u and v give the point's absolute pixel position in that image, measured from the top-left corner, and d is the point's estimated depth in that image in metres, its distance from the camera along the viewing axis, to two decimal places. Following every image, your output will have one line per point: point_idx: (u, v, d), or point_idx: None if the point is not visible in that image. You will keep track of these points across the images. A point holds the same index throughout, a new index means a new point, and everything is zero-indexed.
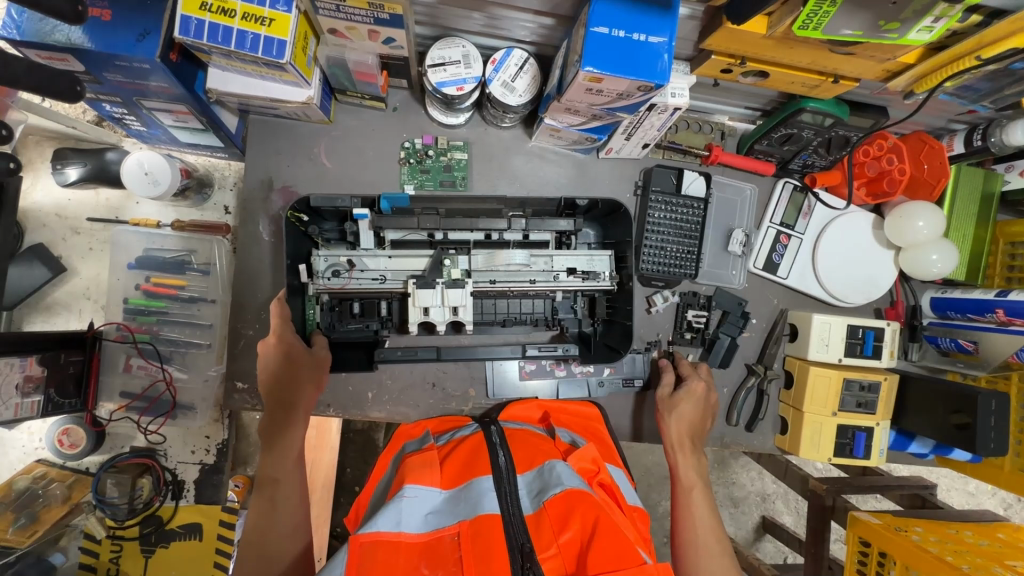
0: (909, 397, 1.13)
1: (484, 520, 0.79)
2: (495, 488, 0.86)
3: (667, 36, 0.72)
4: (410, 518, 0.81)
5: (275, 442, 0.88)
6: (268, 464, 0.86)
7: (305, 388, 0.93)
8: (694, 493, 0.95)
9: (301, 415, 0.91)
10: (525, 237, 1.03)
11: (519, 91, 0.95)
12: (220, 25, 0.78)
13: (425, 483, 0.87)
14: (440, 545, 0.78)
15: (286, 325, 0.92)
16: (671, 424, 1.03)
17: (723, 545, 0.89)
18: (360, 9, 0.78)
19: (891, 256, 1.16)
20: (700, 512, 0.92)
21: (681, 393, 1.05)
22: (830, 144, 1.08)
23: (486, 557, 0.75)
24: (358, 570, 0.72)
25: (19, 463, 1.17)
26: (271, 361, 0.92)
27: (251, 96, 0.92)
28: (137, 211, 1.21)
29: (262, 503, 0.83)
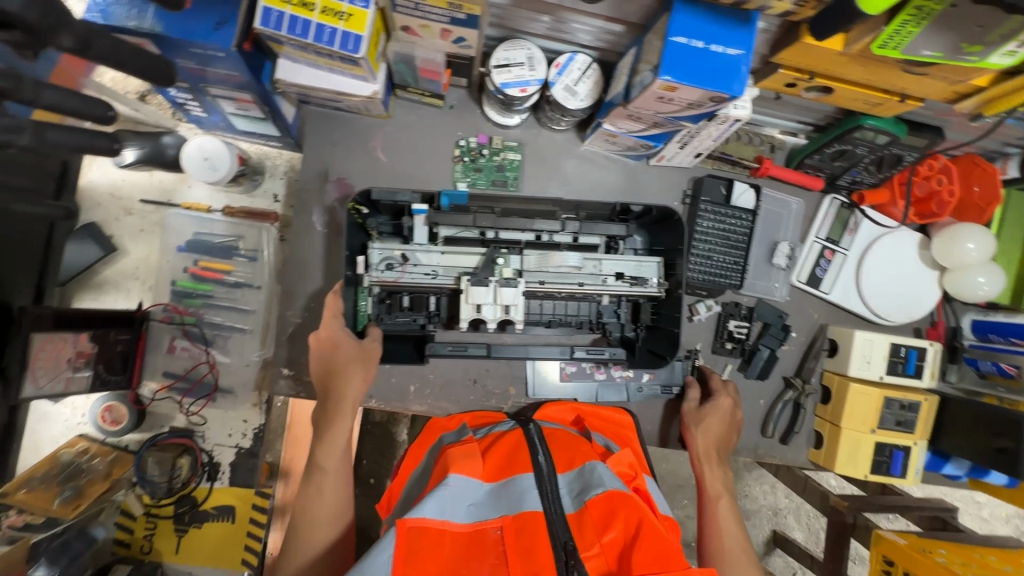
0: (949, 417, 1.13)
1: (528, 517, 0.80)
2: (538, 487, 0.85)
3: (745, 48, 0.73)
4: (455, 508, 0.82)
5: (325, 432, 0.90)
6: (318, 451, 0.88)
7: (353, 376, 0.93)
8: (720, 503, 0.94)
9: (348, 407, 0.91)
10: (575, 240, 1.04)
11: (581, 96, 0.95)
12: (300, 18, 0.80)
13: (468, 473, 0.88)
14: (484, 539, 0.79)
15: (336, 316, 0.93)
16: (697, 435, 1.03)
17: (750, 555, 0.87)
18: (439, 7, 0.79)
19: (935, 276, 1.17)
20: (726, 522, 0.91)
21: (713, 404, 1.06)
22: (880, 163, 1.08)
23: (530, 552, 0.76)
24: (404, 553, 0.75)
25: (62, 437, 1.19)
26: (321, 350, 0.93)
27: (318, 88, 0.94)
28: (189, 194, 1.22)
29: (309, 491, 0.85)
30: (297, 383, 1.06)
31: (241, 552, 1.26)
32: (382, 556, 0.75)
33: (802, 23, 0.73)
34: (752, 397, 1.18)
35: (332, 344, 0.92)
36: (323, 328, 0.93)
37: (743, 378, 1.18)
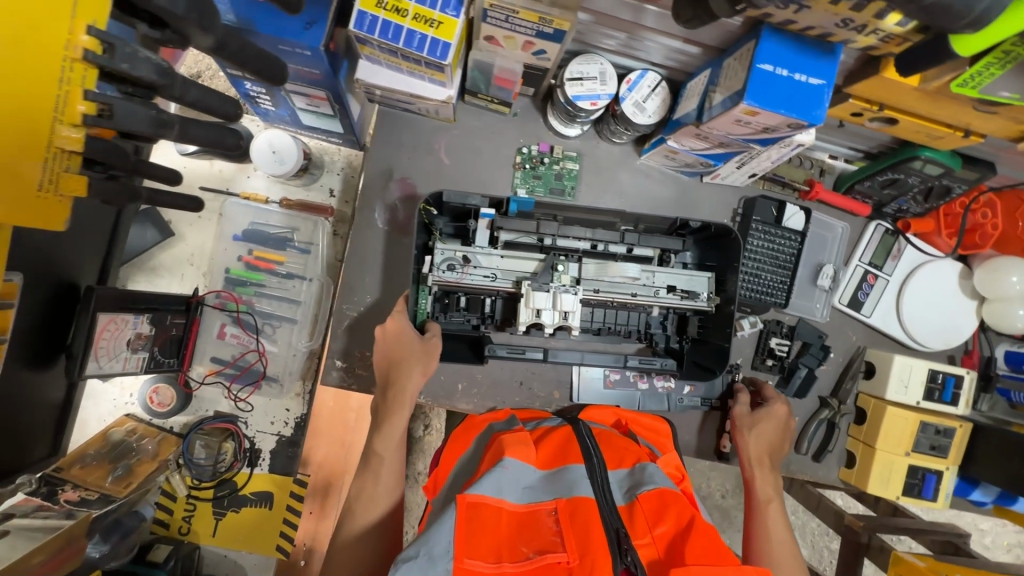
0: (981, 445, 1.15)
1: (581, 500, 0.81)
2: (589, 476, 0.87)
3: (827, 79, 0.75)
4: (510, 488, 0.84)
5: (381, 423, 0.90)
6: (375, 439, 0.89)
7: (411, 370, 0.91)
8: (770, 508, 0.97)
9: (405, 399, 0.91)
10: (629, 251, 1.05)
11: (649, 112, 0.98)
12: (393, 23, 0.82)
13: (523, 458, 0.90)
14: (538, 519, 0.82)
15: (400, 311, 0.94)
16: (750, 440, 1.04)
17: (797, 558, 0.92)
18: (529, 21, 0.81)
19: (974, 306, 1.20)
20: (775, 527, 0.95)
21: (763, 412, 1.07)
22: (928, 193, 1.10)
23: (585, 535, 0.77)
24: (465, 527, 0.78)
25: (109, 416, 1.20)
26: (387, 342, 0.93)
27: (395, 90, 0.97)
28: (247, 184, 1.24)
29: (366, 477, 0.87)
30: (349, 375, 1.08)
31: (276, 537, 1.27)
32: (442, 529, 0.77)
33: (884, 58, 0.75)
34: None
35: (391, 340, 0.92)
36: (388, 322, 0.93)
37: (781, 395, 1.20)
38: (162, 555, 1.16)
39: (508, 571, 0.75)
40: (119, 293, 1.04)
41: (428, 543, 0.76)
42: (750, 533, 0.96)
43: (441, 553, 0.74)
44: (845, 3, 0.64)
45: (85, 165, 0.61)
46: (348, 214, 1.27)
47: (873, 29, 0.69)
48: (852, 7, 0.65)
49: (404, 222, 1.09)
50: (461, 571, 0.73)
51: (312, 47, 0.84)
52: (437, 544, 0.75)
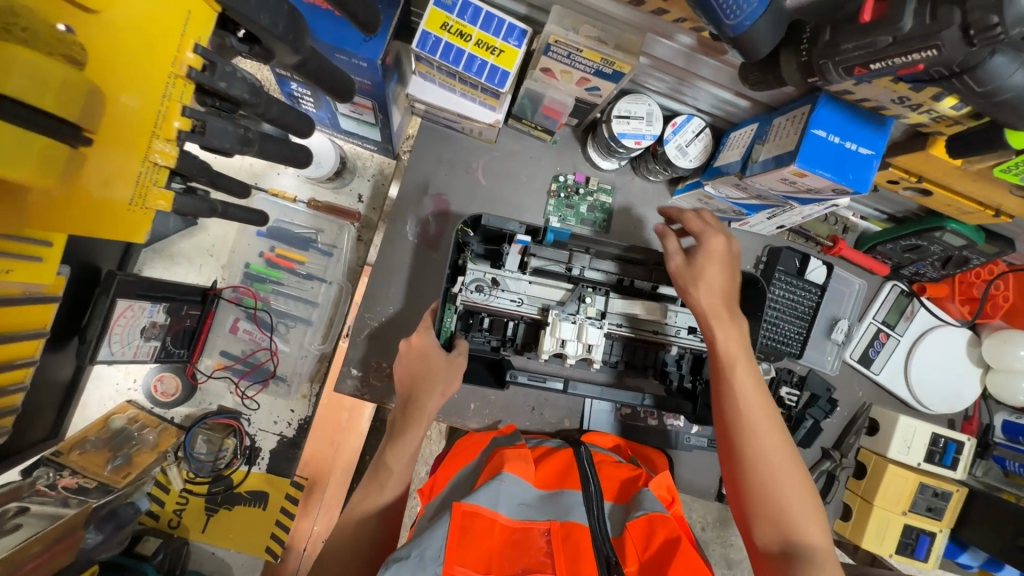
0: (975, 510, 1.17)
1: (577, 526, 0.82)
2: (585, 503, 0.87)
3: (876, 150, 0.77)
4: (506, 501, 0.84)
5: (397, 438, 0.90)
6: (387, 453, 0.89)
7: (433, 388, 0.90)
8: (745, 388, 0.82)
9: (420, 415, 0.90)
10: (654, 289, 1.06)
11: (690, 157, 0.99)
12: (455, 46, 0.82)
13: (523, 474, 0.89)
14: (530, 537, 0.82)
15: (426, 327, 0.93)
16: (692, 289, 0.86)
17: (774, 420, 0.81)
18: (590, 61, 0.81)
19: (979, 373, 1.23)
20: (746, 399, 0.81)
21: (719, 244, 0.88)
22: (947, 262, 1.12)
23: (576, 559, 0.78)
24: (460, 537, 0.78)
25: (110, 401, 1.17)
26: (410, 360, 0.93)
27: (443, 108, 0.97)
28: (277, 181, 1.22)
29: (371, 485, 0.87)
30: (363, 384, 1.08)
31: (266, 539, 1.25)
32: (435, 534, 0.77)
33: (932, 136, 0.78)
34: None
35: (415, 355, 0.92)
36: (412, 339, 0.93)
37: None
38: (151, 548, 1.14)
39: None
40: (148, 282, 1.03)
41: (419, 545, 0.75)
42: (725, 422, 0.82)
43: (432, 557, 0.74)
44: (907, 84, 0.66)
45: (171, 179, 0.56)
46: (374, 221, 1.27)
47: (927, 109, 0.71)
48: (912, 88, 0.67)
49: (435, 237, 1.10)
50: None
51: (366, 58, 0.82)
52: (429, 546, 0.75)
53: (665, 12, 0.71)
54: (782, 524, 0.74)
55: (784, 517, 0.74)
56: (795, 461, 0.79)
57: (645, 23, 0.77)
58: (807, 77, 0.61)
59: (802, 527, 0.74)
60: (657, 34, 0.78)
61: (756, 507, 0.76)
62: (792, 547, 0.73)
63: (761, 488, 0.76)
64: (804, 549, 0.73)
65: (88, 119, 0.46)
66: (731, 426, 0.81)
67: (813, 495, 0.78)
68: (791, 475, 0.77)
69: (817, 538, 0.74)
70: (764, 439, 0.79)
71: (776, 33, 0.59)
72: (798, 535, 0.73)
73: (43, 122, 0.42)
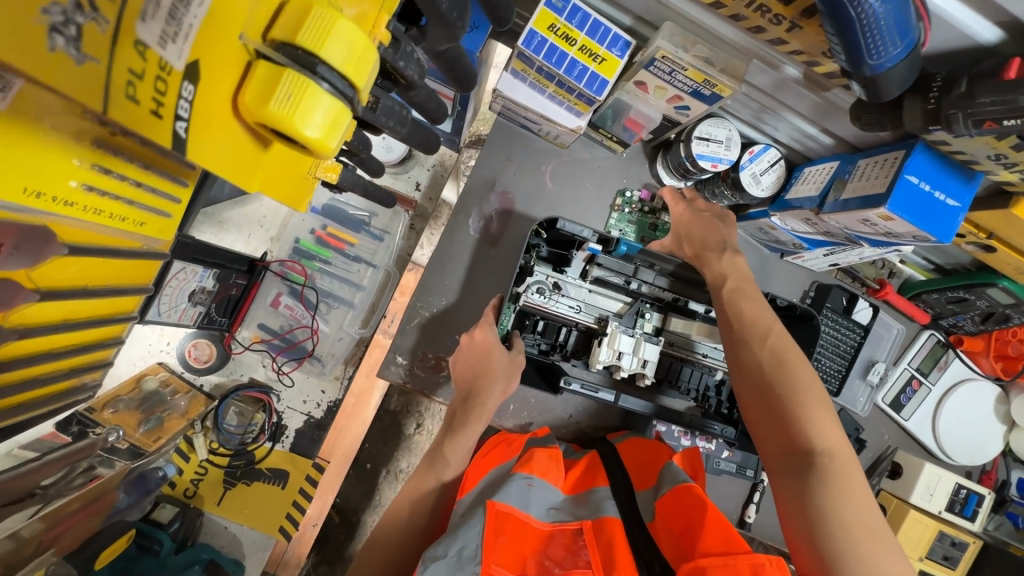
0: (988, 563, 1.20)
1: (609, 519, 0.79)
2: (614, 498, 0.85)
3: (962, 202, 0.79)
4: (536, 503, 0.83)
5: (458, 430, 0.90)
6: (446, 447, 0.89)
7: (493, 387, 0.90)
8: (747, 309, 0.84)
9: (480, 411, 0.90)
10: (709, 312, 1.05)
11: (763, 186, 1.00)
12: (559, 49, 0.82)
13: (550, 478, 0.88)
14: (561, 537, 0.79)
15: (489, 322, 0.94)
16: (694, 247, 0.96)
17: (776, 336, 0.81)
18: (692, 80, 0.82)
19: (1002, 430, 1.26)
20: (747, 317, 0.84)
21: (690, 215, 0.98)
22: (988, 317, 1.15)
23: (610, 553, 0.74)
24: (494, 535, 0.74)
25: (141, 361, 1.14)
26: (473, 354, 0.93)
27: (528, 108, 0.96)
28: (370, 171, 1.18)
29: (428, 475, 0.88)
30: (408, 373, 1.07)
31: (280, 519, 1.22)
32: (471, 531, 0.74)
33: (1015, 195, 0.80)
34: None
35: (475, 348, 0.93)
36: (477, 334, 0.93)
37: None
38: (167, 516, 1.11)
39: None
40: (214, 248, 1.02)
41: (456, 542, 0.72)
42: (728, 341, 0.84)
43: (469, 557, 0.71)
44: (1012, 142, 0.67)
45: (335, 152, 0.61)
46: (428, 211, 1.25)
47: (1021, 168, 0.72)
48: (1015, 146, 0.68)
49: (496, 235, 1.09)
50: None
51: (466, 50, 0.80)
52: (468, 544, 0.72)
53: (783, 43, 0.72)
54: (787, 430, 0.73)
55: (787, 421, 0.73)
56: (802, 368, 0.78)
57: (755, 49, 0.77)
58: (930, 125, 0.63)
59: (805, 433, 0.72)
60: (764, 63, 0.79)
61: (761, 418, 0.77)
62: (798, 452, 0.72)
63: (759, 398, 0.77)
64: (811, 455, 0.70)
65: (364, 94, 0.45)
66: (732, 343, 0.84)
67: (827, 403, 0.75)
68: (799, 384, 0.76)
69: (827, 444, 0.71)
70: (760, 350, 0.80)
71: (907, 79, 0.60)
72: (802, 438, 0.72)
73: (343, 88, 0.42)
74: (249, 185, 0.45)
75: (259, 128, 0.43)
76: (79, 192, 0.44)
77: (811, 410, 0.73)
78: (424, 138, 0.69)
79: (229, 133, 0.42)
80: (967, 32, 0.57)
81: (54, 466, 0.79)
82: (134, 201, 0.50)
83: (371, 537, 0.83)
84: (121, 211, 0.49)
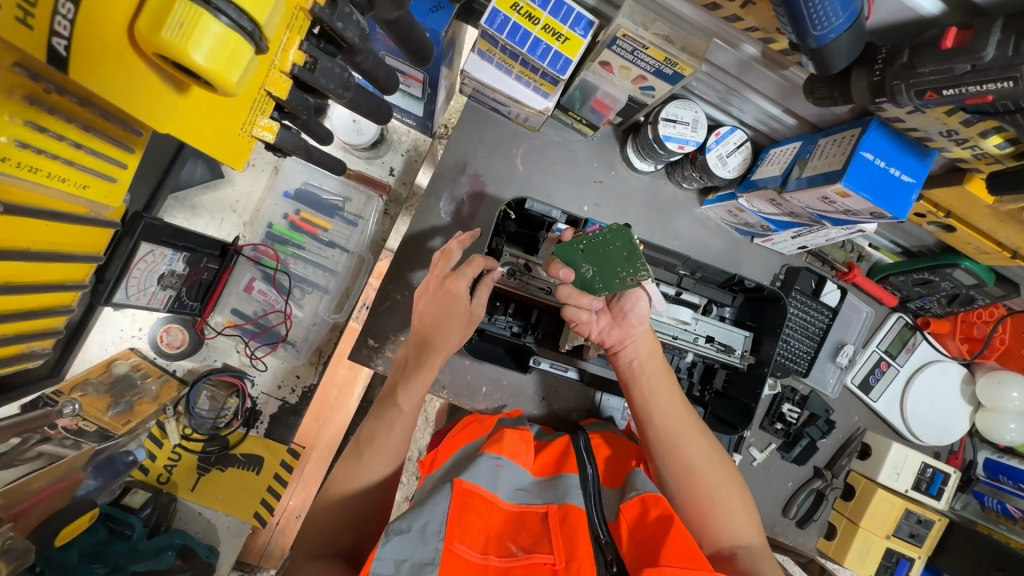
0: (954, 542, 1.22)
1: (574, 508, 0.76)
2: (582, 487, 0.82)
3: (917, 178, 0.81)
4: (505, 484, 0.81)
5: (411, 375, 0.85)
6: (398, 391, 0.84)
7: (449, 336, 0.85)
8: (679, 404, 0.90)
9: (435, 358, 0.85)
10: (678, 294, 1.07)
11: (730, 167, 1.01)
12: (522, 28, 0.82)
13: (520, 460, 0.86)
14: (528, 520, 0.77)
15: (458, 271, 0.86)
16: (639, 319, 0.89)
17: (703, 429, 0.90)
18: (653, 59, 0.82)
19: (968, 411, 1.28)
20: (681, 411, 0.89)
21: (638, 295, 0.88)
22: (953, 299, 1.16)
23: (571, 540, 0.71)
24: (457, 514, 0.72)
25: (112, 346, 1.13)
26: (431, 294, 0.86)
27: (495, 89, 0.97)
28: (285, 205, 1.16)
29: (381, 422, 0.83)
30: (379, 355, 1.07)
31: (255, 504, 1.21)
32: (436, 507, 0.72)
33: (969, 172, 0.81)
34: (782, 478, 1.25)
35: (439, 293, 0.86)
36: (446, 281, 0.86)
37: (781, 458, 1.25)
38: (139, 501, 1.09)
39: (494, 564, 0.68)
40: (190, 236, 1.03)
41: (421, 518, 0.71)
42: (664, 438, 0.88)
43: (433, 533, 0.69)
44: (961, 117, 0.68)
45: (272, 110, 0.61)
46: (403, 196, 1.26)
47: (972, 145, 0.74)
48: (964, 122, 0.69)
49: (467, 218, 1.09)
50: (448, 555, 0.67)
51: (430, 30, 0.79)
52: (432, 520, 0.71)
53: (738, 20, 0.73)
54: (724, 525, 0.84)
55: (725, 516, 0.84)
56: (723, 463, 0.89)
57: (713, 27, 0.78)
58: (876, 97, 0.64)
59: (742, 528, 0.84)
60: (723, 42, 0.80)
61: (699, 512, 0.85)
62: (735, 542, 0.83)
63: (706, 499, 0.85)
64: (747, 548, 0.83)
65: (271, 35, 0.47)
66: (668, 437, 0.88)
67: (744, 491, 0.88)
68: (729, 482, 0.87)
69: (754, 534, 0.85)
70: (695, 448, 0.87)
71: (854, 51, 0.62)
72: (738, 533, 0.84)
73: (246, 27, 0.44)
74: (157, 123, 0.48)
75: (163, 64, 0.45)
76: (10, 147, 0.49)
77: (737, 501, 0.86)
78: (372, 105, 0.71)
79: (132, 71, 0.44)
80: (911, 5, 0.58)
81: (6, 433, 0.84)
82: (74, 163, 0.55)
83: (325, 490, 0.81)
84: (60, 171, 0.54)
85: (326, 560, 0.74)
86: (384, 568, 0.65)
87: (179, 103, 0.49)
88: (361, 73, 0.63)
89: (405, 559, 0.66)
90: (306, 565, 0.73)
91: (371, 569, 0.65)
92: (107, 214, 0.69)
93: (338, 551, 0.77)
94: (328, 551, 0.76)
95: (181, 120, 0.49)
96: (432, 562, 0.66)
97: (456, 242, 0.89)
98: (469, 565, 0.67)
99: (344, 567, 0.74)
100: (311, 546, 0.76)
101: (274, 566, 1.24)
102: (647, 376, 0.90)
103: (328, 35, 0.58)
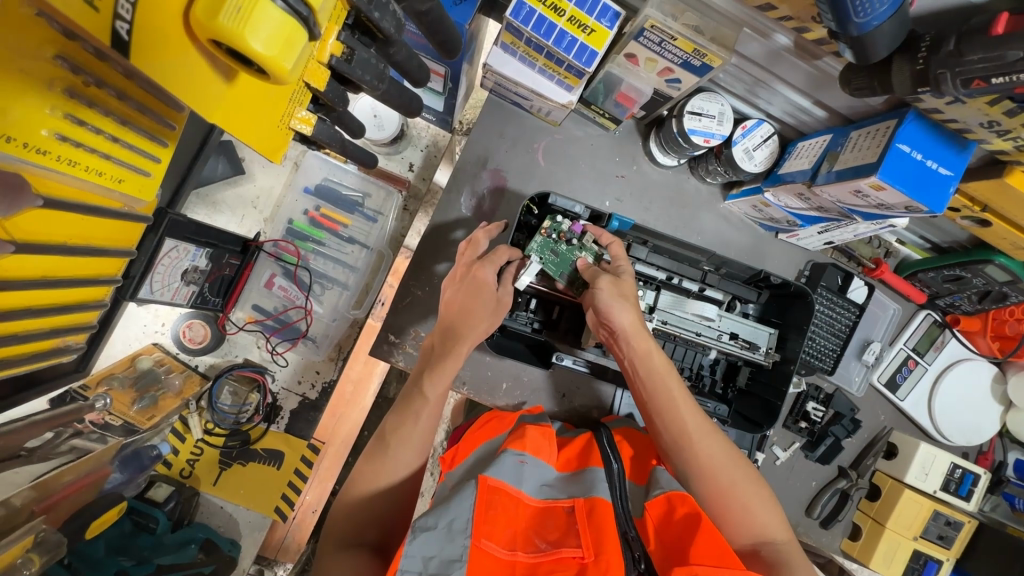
0: (983, 544, 1.19)
1: (600, 501, 0.75)
2: (608, 481, 0.80)
3: (955, 171, 0.78)
4: (530, 480, 0.80)
5: (438, 365, 0.84)
6: (425, 380, 0.84)
7: (477, 325, 0.83)
8: (679, 403, 0.87)
9: (463, 346, 0.83)
10: (701, 290, 1.05)
11: (756, 161, 0.99)
12: (547, 20, 0.81)
13: (544, 456, 0.85)
14: (554, 515, 0.76)
15: (486, 259, 0.86)
16: (621, 323, 0.85)
17: (713, 425, 0.88)
18: (681, 50, 0.81)
19: (999, 411, 1.26)
20: (685, 410, 0.87)
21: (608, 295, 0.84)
22: (985, 296, 1.13)
23: (599, 533, 0.70)
24: (485, 510, 0.71)
25: (137, 341, 1.14)
26: (456, 287, 0.85)
27: (518, 83, 0.96)
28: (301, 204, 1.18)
29: (407, 413, 0.82)
30: (402, 352, 1.06)
31: (276, 498, 1.22)
32: (462, 504, 0.71)
33: (1008, 164, 0.79)
34: (805, 477, 1.23)
35: (466, 280, 0.85)
36: (473, 267, 0.85)
37: (805, 457, 1.23)
38: (162, 495, 1.10)
39: (521, 561, 0.68)
40: (213, 229, 1.04)
41: (447, 515, 0.70)
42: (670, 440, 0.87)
43: (460, 530, 0.69)
44: (1004, 107, 0.66)
45: (309, 102, 0.61)
46: (421, 191, 1.25)
47: (1013, 136, 0.71)
48: (1007, 112, 0.67)
49: (488, 213, 1.08)
50: (475, 551, 0.67)
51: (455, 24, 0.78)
52: (458, 517, 0.70)
53: (772, 9, 0.71)
54: (745, 523, 0.82)
55: (746, 514, 0.83)
56: (737, 458, 0.87)
57: (746, 18, 0.77)
58: (918, 87, 0.62)
59: (765, 525, 0.83)
60: (753, 31, 0.78)
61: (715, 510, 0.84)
62: (758, 538, 0.82)
63: (722, 499, 0.83)
64: (771, 545, 0.82)
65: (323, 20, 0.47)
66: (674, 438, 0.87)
67: (765, 486, 0.86)
68: (746, 479, 0.85)
69: (779, 531, 0.83)
70: (703, 447, 0.85)
71: (896, 38, 0.60)
72: (761, 530, 0.82)
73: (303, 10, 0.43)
74: (205, 111, 0.47)
75: (210, 47, 0.44)
76: (51, 141, 0.49)
77: (758, 499, 0.84)
78: (402, 97, 0.70)
79: (182, 57, 0.44)
80: None
81: (35, 426, 0.85)
82: (111, 156, 0.55)
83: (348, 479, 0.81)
84: (97, 164, 0.54)
85: (352, 551, 0.74)
86: (412, 566, 0.65)
87: (222, 88, 0.48)
88: (393, 65, 0.63)
89: (433, 556, 0.66)
90: (332, 557, 0.74)
91: (399, 568, 0.64)
92: (139, 209, 0.69)
93: (364, 542, 0.76)
94: (354, 541, 0.76)
95: (225, 106, 0.49)
96: (460, 560, 0.65)
97: (482, 231, 0.89)
98: (496, 562, 0.66)
99: (369, 560, 0.74)
100: (337, 535, 0.76)
101: (291, 560, 1.25)
102: (643, 380, 0.87)
103: (363, 23, 0.58)
